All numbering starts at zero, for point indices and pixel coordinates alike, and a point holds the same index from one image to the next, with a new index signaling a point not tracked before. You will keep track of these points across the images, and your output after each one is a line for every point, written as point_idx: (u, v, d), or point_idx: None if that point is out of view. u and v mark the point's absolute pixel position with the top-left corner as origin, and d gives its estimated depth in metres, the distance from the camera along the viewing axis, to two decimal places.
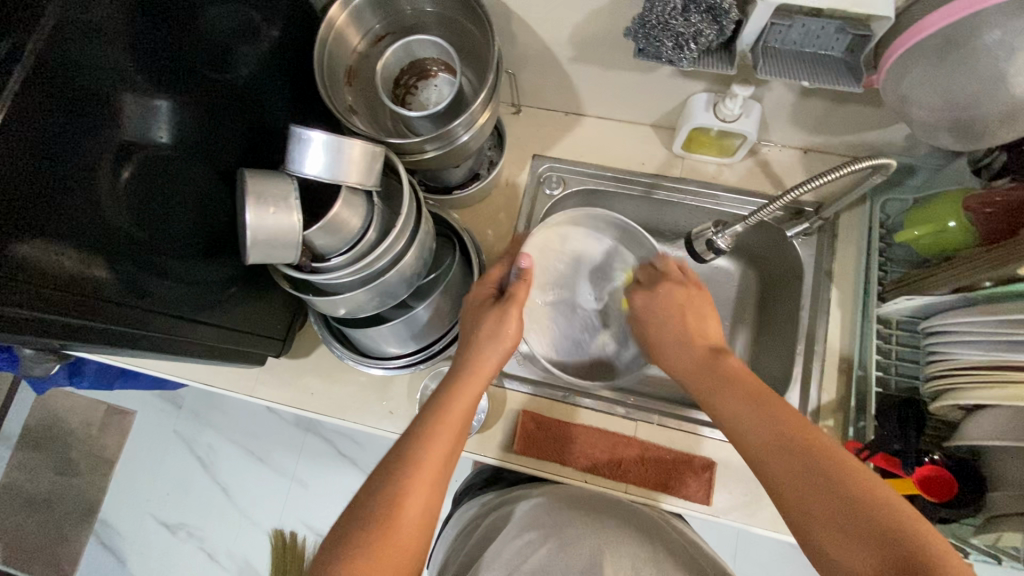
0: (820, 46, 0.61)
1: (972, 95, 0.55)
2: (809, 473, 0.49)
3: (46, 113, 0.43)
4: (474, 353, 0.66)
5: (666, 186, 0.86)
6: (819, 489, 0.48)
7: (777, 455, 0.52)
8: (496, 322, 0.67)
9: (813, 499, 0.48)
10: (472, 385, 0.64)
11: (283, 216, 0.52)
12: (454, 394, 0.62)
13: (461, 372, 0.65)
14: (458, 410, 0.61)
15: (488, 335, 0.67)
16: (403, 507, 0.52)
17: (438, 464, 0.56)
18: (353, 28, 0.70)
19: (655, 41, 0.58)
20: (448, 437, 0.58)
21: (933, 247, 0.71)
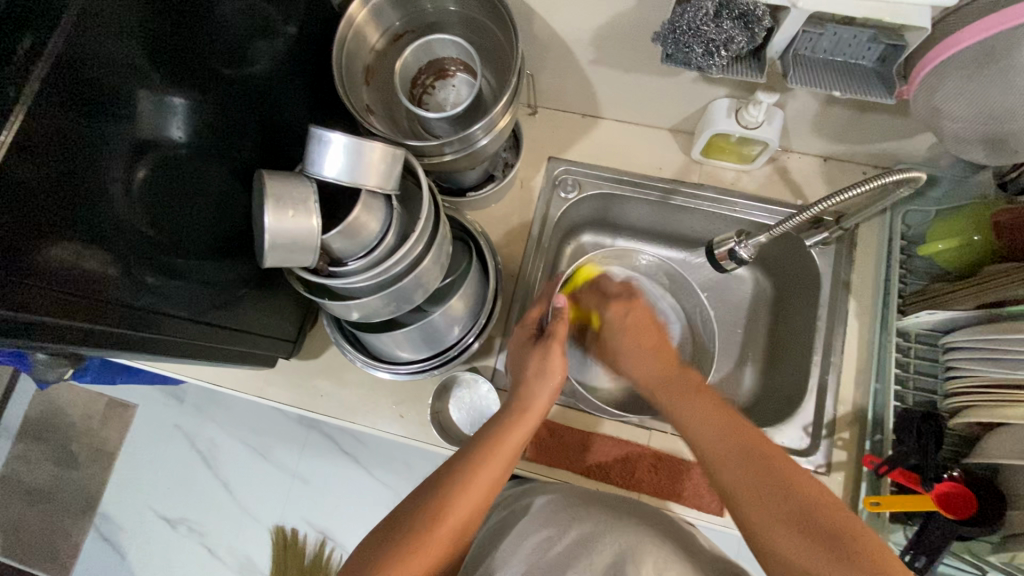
0: (851, 55, 0.60)
1: (1008, 107, 0.54)
2: (767, 480, 0.52)
3: (66, 112, 0.42)
4: (526, 391, 0.67)
5: (683, 191, 0.85)
6: (771, 496, 0.52)
7: (727, 460, 0.55)
8: (540, 359, 0.69)
9: (766, 505, 0.51)
10: (522, 421, 0.64)
11: (301, 219, 0.51)
12: (508, 424, 0.64)
13: (517, 407, 0.66)
14: (506, 443, 0.62)
15: (535, 374, 0.68)
16: (435, 528, 0.54)
17: (486, 488, 0.58)
18: (372, 25, 0.69)
19: (684, 46, 0.56)
20: (494, 465, 0.59)
21: (956, 262, 0.70)
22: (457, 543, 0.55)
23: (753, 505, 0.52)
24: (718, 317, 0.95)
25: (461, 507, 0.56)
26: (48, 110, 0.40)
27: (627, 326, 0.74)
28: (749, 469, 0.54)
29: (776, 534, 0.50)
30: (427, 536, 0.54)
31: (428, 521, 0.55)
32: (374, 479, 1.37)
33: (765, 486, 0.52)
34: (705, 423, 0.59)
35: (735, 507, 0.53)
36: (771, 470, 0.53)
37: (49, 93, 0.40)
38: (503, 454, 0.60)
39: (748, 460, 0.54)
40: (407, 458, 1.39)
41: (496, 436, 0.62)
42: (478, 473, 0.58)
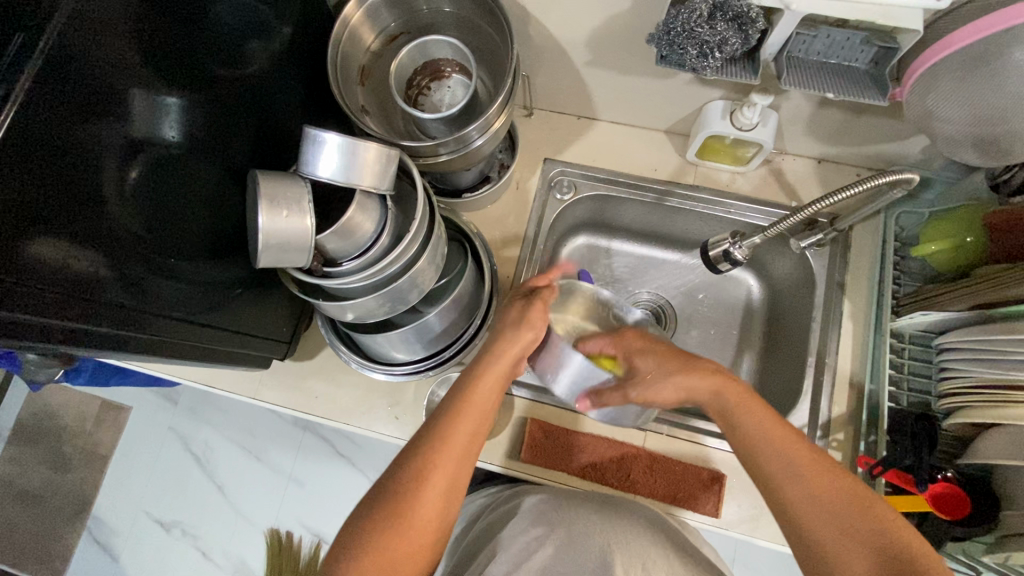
0: (844, 58, 0.61)
1: (1000, 109, 0.54)
2: (821, 488, 0.53)
3: (59, 111, 0.42)
4: (496, 340, 0.65)
5: (678, 193, 0.85)
6: (829, 514, 0.51)
7: (788, 477, 0.54)
8: (517, 317, 0.66)
9: (826, 518, 0.51)
10: (491, 371, 0.63)
11: (295, 219, 0.51)
12: (482, 376, 0.62)
13: (485, 355, 0.64)
14: (477, 397, 0.61)
15: (510, 322, 0.66)
16: (419, 491, 0.54)
17: (463, 443, 0.58)
18: (367, 26, 0.69)
19: (678, 48, 0.57)
20: (469, 419, 0.59)
21: (949, 263, 0.71)
22: (446, 503, 0.56)
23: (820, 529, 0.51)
24: (714, 319, 0.95)
25: (442, 468, 0.56)
26: (40, 108, 0.40)
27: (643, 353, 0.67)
28: (811, 489, 0.53)
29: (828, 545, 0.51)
30: (414, 501, 0.54)
31: (411, 486, 0.55)
32: (370, 481, 1.37)
33: (821, 500, 0.52)
34: (770, 435, 0.57)
35: (801, 533, 0.53)
36: (807, 475, 0.53)
37: (41, 92, 0.40)
38: (476, 408, 0.60)
39: (800, 474, 0.54)
40: None
41: (468, 391, 0.61)
42: (454, 430, 0.58)
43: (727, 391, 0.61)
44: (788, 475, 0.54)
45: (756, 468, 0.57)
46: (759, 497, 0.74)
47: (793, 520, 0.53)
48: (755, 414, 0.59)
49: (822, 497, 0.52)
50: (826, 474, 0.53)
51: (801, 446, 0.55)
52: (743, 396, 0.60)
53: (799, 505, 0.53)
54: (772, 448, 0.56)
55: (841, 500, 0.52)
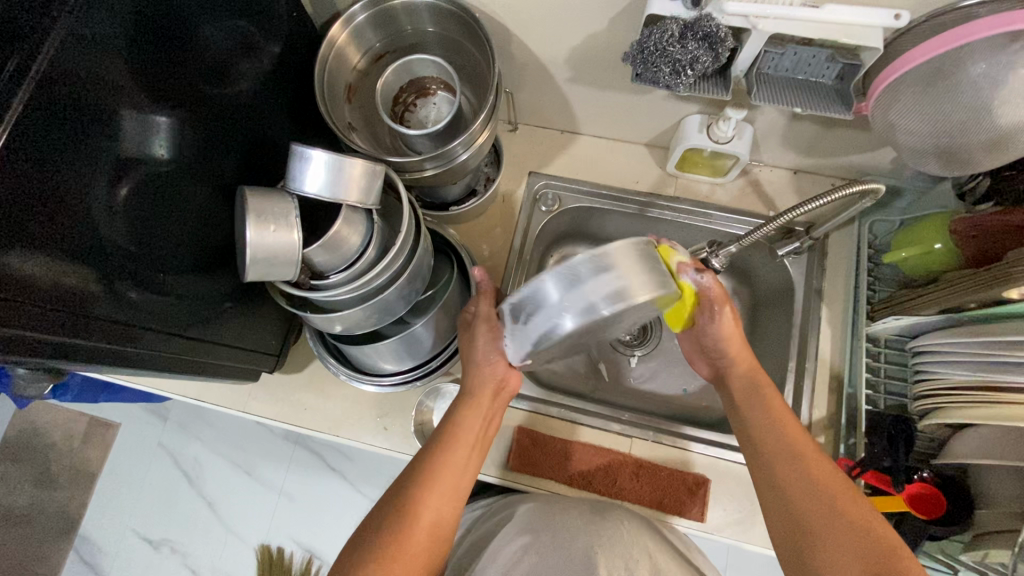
0: (811, 74, 0.64)
1: (958, 120, 0.57)
2: (820, 500, 0.54)
3: (52, 133, 0.43)
4: (468, 378, 0.66)
5: (659, 204, 0.87)
6: (827, 516, 0.53)
7: (801, 491, 0.55)
8: (478, 349, 0.65)
9: (828, 530, 0.52)
10: (473, 407, 0.64)
11: (283, 233, 0.52)
12: (461, 415, 0.64)
13: (466, 392, 0.65)
14: (460, 432, 0.62)
15: (471, 358, 0.66)
16: (405, 535, 0.55)
17: (448, 480, 0.59)
18: (353, 46, 0.71)
19: (652, 66, 0.59)
20: (451, 456, 0.61)
21: (919, 268, 0.73)
22: (434, 542, 0.57)
23: (808, 520, 0.54)
24: None
25: (425, 508, 0.57)
26: (34, 130, 0.41)
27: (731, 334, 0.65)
28: (805, 477, 0.56)
29: (807, 525, 0.54)
30: (399, 547, 0.54)
31: (397, 522, 0.56)
32: (361, 495, 1.36)
33: (821, 508, 0.54)
34: (794, 449, 0.58)
35: (800, 543, 0.54)
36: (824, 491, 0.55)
37: (34, 117, 0.41)
38: (458, 443, 0.61)
39: (815, 491, 0.55)
40: (394, 473, 1.39)
41: (451, 430, 0.62)
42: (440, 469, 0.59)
43: (753, 414, 0.62)
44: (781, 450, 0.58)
45: (756, 434, 0.61)
46: (744, 500, 0.75)
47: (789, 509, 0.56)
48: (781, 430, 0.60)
49: (809, 482, 0.55)
50: (825, 469, 0.56)
51: (818, 463, 0.57)
52: (777, 412, 0.61)
53: (785, 475, 0.57)
54: (792, 462, 0.57)
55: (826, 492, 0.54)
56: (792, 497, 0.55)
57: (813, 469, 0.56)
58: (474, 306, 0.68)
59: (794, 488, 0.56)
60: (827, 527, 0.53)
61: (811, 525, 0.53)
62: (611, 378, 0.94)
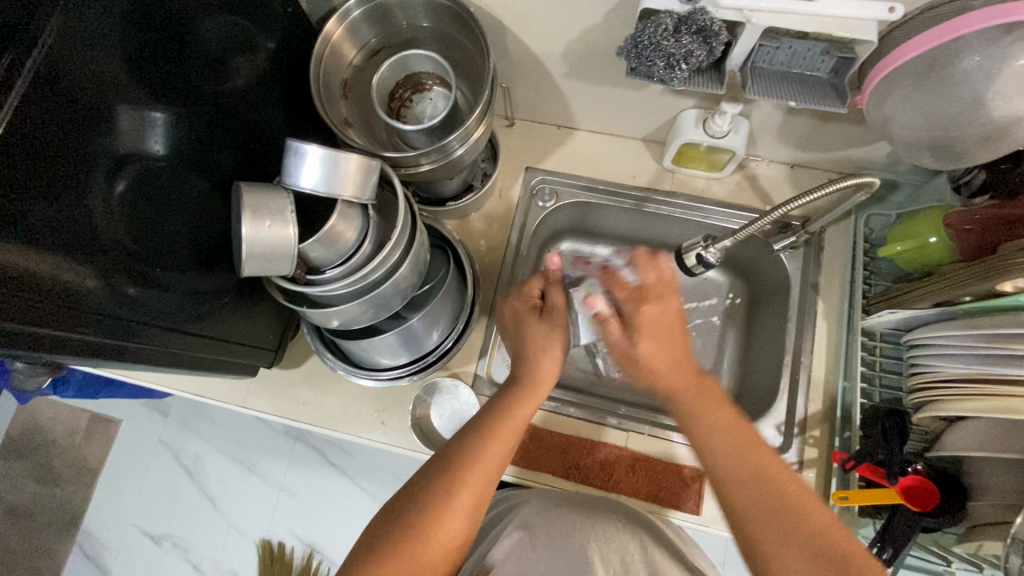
0: (806, 68, 0.64)
1: (952, 114, 0.57)
2: (766, 498, 0.54)
3: (50, 126, 0.43)
4: (530, 363, 0.65)
5: (656, 199, 0.88)
6: (774, 516, 0.53)
7: (743, 487, 0.55)
8: (546, 339, 0.66)
9: (776, 530, 0.52)
10: (529, 393, 0.64)
11: (279, 229, 0.53)
12: (515, 401, 0.63)
13: (525, 376, 0.65)
14: (514, 418, 0.62)
15: (537, 345, 0.66)
16: (448, 506, 0.55)
17: (497, 464, 0.59)
18: (348, 42, 0.71)
19: (646, 60, 0.59)
20: (504, 439, 0.60)
21: (914, 261, 0.73)
22: (471, 522, 0.57)
23: (757, 522, 0.53)
24: (696, 322, 0.96)
25: (472, 487, 0.57)
26: (32, 124, 0.42)
27: (654, 323, 0.62)
28: (747, 473, 0.56)
29: (756, 528, 0.53)
30: (439, 516, 0.55)
31: (444, 495, 0.56)
32: (361, 490, 1.37)
33: (767, 504, 0.53)
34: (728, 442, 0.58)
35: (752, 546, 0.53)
36: (768, 488, 0.54)
37: (32, 110, 0.42)
38: (511, 428, 0.61)
39: (758, 489, 0.55)
40: (394, 469, 1.39)
41: (506, 413, 0.62)
42: (487, 448, 0.59)
43: (695, 401, 0.61)
44: (730, 452, 0.57)
45: (695, 425, 0.60)
46: None
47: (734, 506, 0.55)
48: (718, 418, 0.60)
49: (766, 487, 0.54)
50: (767, 465, 0.56)
51: (762, 459, 0.56)
52: (711, 399, 0.61)
53: (734, 485, 0.56)
54: (734, 457, 0.57)
55: (770, 492, 0.54)
56: (738, 499, 0.55)
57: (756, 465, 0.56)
58: (539, 287, 0.70)
59: (737, 489, 0.55)
60: (775, 528, 0.52)
61: (761, 528, 0.53)
62: (608, 373, 0.94)
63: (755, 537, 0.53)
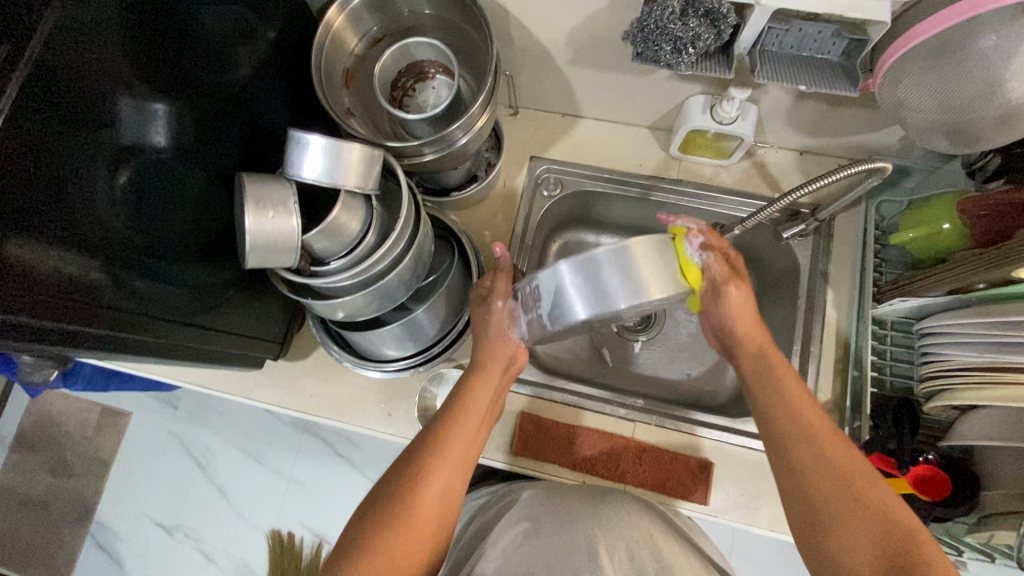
0: (817, 50, 0.62)
1: (966, 97, 0.56)
2: (840, 486, 0.54)
3: (51, 113, 0.43)
4: (478, 349, 0.65)
5: (663, 187, 0.86)
6: (851, 508, 0.53)
7: (817, 469, 0.55)
8: (487, 321, 0.65)
9: (855, 524, 0.52)
10: (484, 379, 0.64)
11: (282, 220, 0.52)
12: (469, 389, 0.63)
13: (475, 360, 0.65)
14: (471, 404, 0.62)
15: (484, 331, 0.65)
16: (417, 499, 0.55)
17: (458, 454, 0.59)
18: (350, 30, 0.70)
19: (653, 45, 0.58)
20: (463, 428, 0.60)
21: (926, 248, 0.72)
22: (441, 514, 0.57)
23: (829, 511, 0.53)
24: None
25: (435, 481, 0.57)
26: (33, 110, 0.42)
27: (746, 302, 0.60)
28: (827, 460, 0.55)
29: (832, 516, 0.53)
30: (408, 509, 0.55)
31: (407, 491, 0.56)
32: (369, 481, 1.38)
33: (839, 491, 0.53)
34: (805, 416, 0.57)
35: (818, 534, 0.54)
36: (846, 479, 0.54)
37: (33, 97, 0.42)
38: (470, 415, 0.61)
39: (834, 477, 0.54)
40: None
41: (461, 401, 0.61)
42: (449, 436, 0.59)
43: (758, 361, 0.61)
44: (793, 422, 0.57)
45: (761, 386, 0.60)
46: (748, 484, 0.75)
47: (806, 491, 0.55)
48: (785, 385, 0.59)
49: (829, 460, 0.55)
50: (839, 448, 0.55)
51: (835, 442, 0.55)
52: (776, 364, 0.60)
53: (800, 457, 0.56)
54: (809, 439, 0.56)
55: (847, 479, 0.54)
56: (813, 484, 0.54)
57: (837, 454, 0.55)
58: (490, 278, 0.68)
59: (814, 475, 0.55)
60: (853, 521, 0.52)
61: (834, 515, 0.53)
62: (614, 363, 0.94)
63: (814, 513, 0.54)
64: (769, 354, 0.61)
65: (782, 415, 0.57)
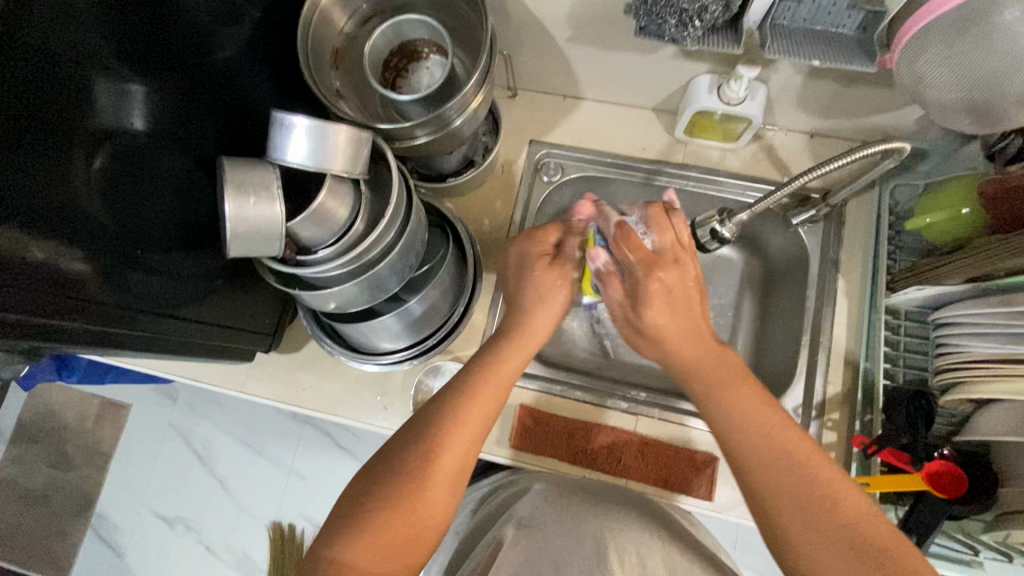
0: (831, 23, 0.59)
1: (992, 72, 0.52)
2: (793, 484, 0.50)
3: (19, 86, 0.40)
4: (523, 317, 0.64)
5: (667, 172, 0.83)
6: (801, 509, 0.49)
7: (768, 471, 0.51)
8: (548, 284, 0.65)
9: (814, 531, 0.48)
10: (518, 349, 0.62)
11: (264, 207, 0.50)
12: (501, 356, 0.61)
13: (512, 332, 0.64)
14: (501, 371, 0.60)
15: (534, 299, 0.65)
16: (434, 465, 0.54)
17: (482, 421, 0.57)
18: (338, 8, 0.67)
19: (657, 18, 0.54)
20: (490, 395, 0.58)
21: (944, 235, 0.69)
22: (457, 478, 0.55)
23: (783, 515, 0.49)
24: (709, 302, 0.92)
25: (459, 445, 0.55)
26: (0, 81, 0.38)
27: (668, 292, 0.60)
28: (772, 456, 0.51)
29: (787, 523, 0.49)
30: (428, 470, 0.53)
31: (428, 450, 0.54)
32: None
33: (793, 492, 0.49)
34: (753, 411, 0.54)
35: (778, 541, 0.50)
36: (800, 477, 0.50)
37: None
38: (500, 384, 0.59)
39: (787, 475, 0.50)
40: None
41: (493, 366, 0.60)
42: (471, 406, 0.57)
43: (710, 369, 0.57)
44: (739, 428, 0.53)
45: (714, 399, 0.56)
46: None
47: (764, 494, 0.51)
48: (742, 382, 0.56)
49: (778, 458, 0.51)
50: (794, 445, 0.52)
51: (800, 443, 0.52)
52: (726, 362, 0.58)
53: (748, 457, 0.52)
54: (755, 432, 0.53)
55: (801, 479, 0.50)
56: (767, 488, 0.51)
57: (789, 447, 0.52)
58: (555, 236, 0.67)
59: (766, 478, 0.51)
60: (806, 526, 0.48)
61: (787, 521, 0.49)
62: (616, 355, 0.91)
63: (773, 524, 0.50)
64: (723, 374, 0.57)
65: (742, 437, 0.53)
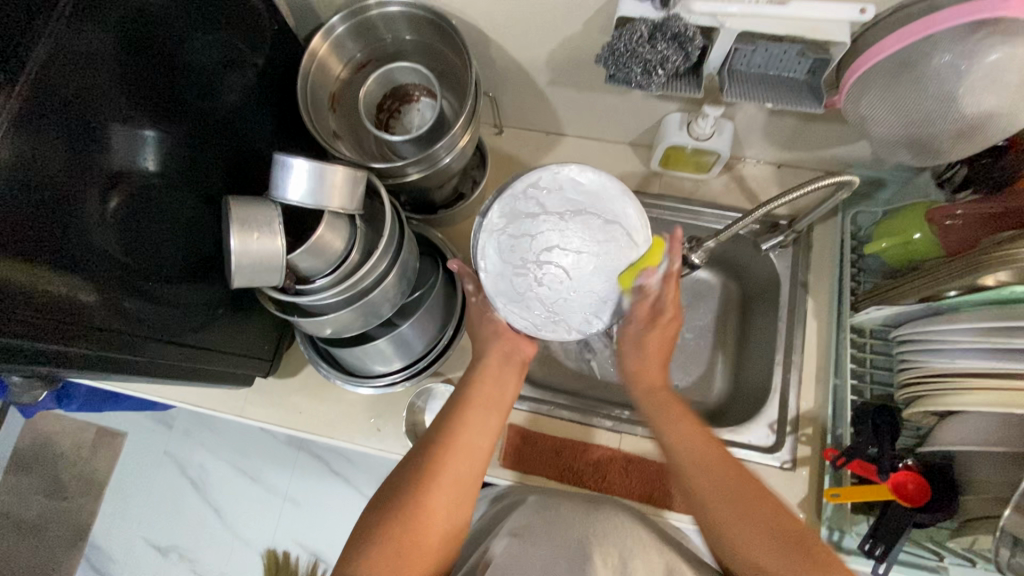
0: (784, 69, 0.64)
1: (926, 112, 0.58)
2: (728, 488, 0.58)
3: (42, 135, 0.44)
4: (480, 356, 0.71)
5: (645, 202, 0.89)
6: (733, 506, 0.57)
7: (703, 477, 0.59)
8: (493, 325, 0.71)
9: (742, 527, 0.55)
10: (485, 380, 0.69)
11: (266, 240, 0.54)
12: (472, 388, 0.68)
13: (479, 364, 0.70)
14: (476, 400, 0.67)
15: (491, 337, 0.72)
16: (428, 492, 0.57)
17: (471, 443, 0.63)
18: (334, 56, 0.73)
19: (624, 67, 0.61)
20: (473, 421, 0.64)
21: (901, 257, 0.74)
22: (458, 497, 0.59)
23: (720, 511, 0.57)
24: (689, 323, 0.96)
25: (453, 466, 0.60)
26: (28, 131, 0.43)
27: (659, 348, 0.72)
28: (703, 466, 0.60)
29: (725, 527, 0.56)
30: (426, 493, 0.57)
31: (425, 477, 0.58)
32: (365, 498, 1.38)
33: (727, 492, 0.58)
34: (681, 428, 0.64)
35: (720, 540, 0.57)
36: (727, 481, 0.58)
37: (26, 120, 0.43)
38: (477, 411, 0.66)
39: (719, 481, 0.59)
40: None
41: (466, 399, 0.66)
42: (455, 434, 0.62)
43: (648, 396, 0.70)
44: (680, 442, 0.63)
45: (662, 418, 0.67)
46: None
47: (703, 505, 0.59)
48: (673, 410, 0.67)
49: (710, 467, 0.60)
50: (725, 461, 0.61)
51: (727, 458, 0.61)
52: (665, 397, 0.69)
53: (685, 466, 0.62)
54: (683, 441, 0.63)
55: (733, 485, 0.58)
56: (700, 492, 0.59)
57: (715, 460, 0.61)
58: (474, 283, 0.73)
59: (700, 483, 0.60)
60: (737, 521, 0.56)
61: (719, 519, 0.57)
62: (603, 376, 0.94)
63: (714, 525, 0.57)
64: (668, 405, 0.68)
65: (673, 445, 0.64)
